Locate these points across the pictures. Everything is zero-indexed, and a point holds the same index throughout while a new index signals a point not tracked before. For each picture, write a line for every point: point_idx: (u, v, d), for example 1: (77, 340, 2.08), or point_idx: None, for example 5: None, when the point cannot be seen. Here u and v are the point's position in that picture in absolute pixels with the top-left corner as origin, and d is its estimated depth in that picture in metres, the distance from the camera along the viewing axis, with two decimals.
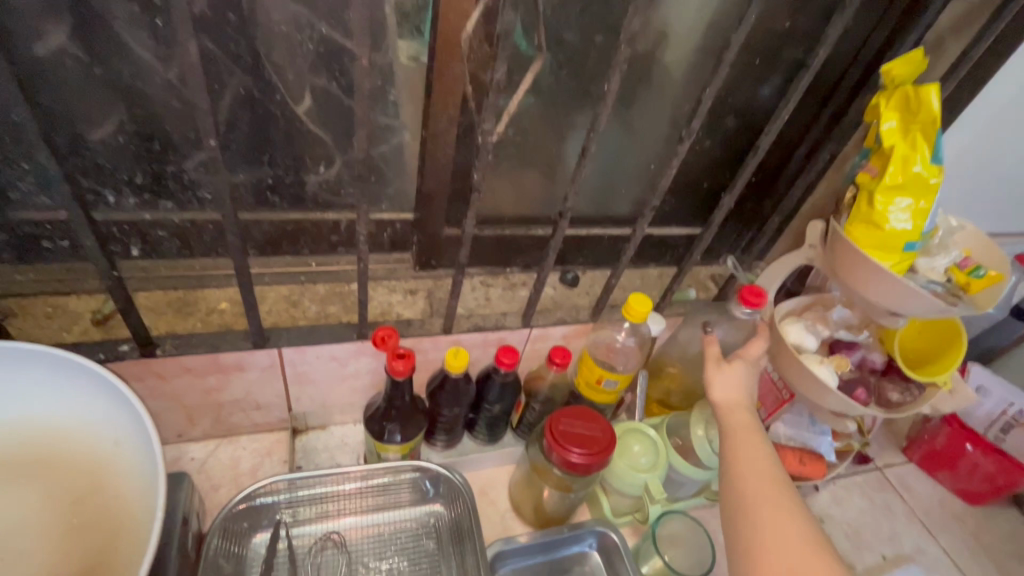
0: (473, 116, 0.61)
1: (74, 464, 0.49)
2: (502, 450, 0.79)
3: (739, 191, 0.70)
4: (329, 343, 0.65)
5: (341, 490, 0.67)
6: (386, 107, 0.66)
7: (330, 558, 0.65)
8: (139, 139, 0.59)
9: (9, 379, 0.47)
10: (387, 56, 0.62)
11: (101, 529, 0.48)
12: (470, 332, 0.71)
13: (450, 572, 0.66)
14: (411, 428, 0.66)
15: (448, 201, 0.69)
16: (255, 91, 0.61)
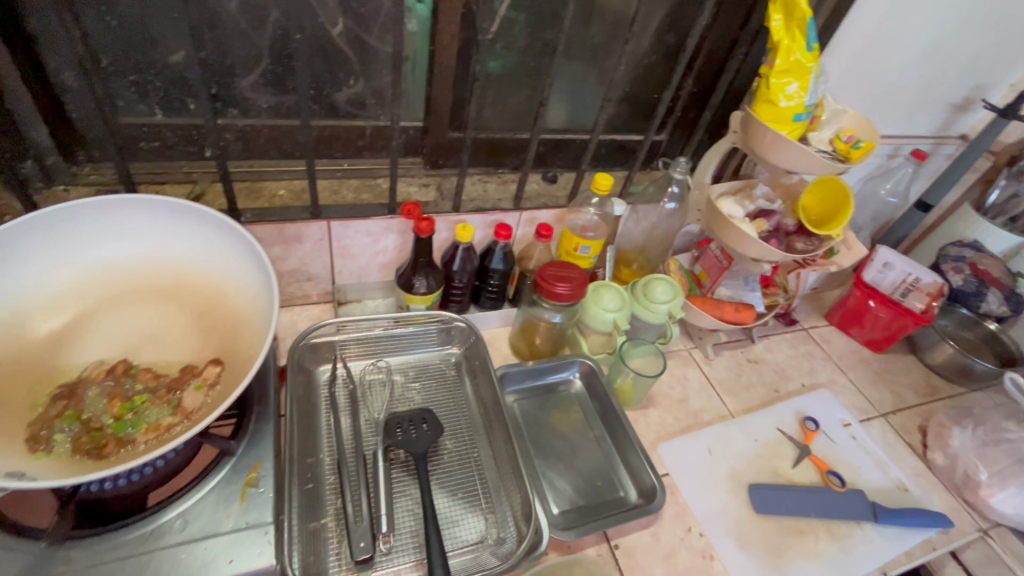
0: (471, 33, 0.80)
1: (203, 287, 0.68)
2: (503, 313, 0.99)
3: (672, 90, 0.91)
4: (368, 218, 0.85)
5: (380, 334, 0.88)
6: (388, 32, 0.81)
7: (376, 381, 0.85)
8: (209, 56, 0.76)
9: (156, 224, 0.67)
10: None
11: (227, 327, 0.66)
12: (474, 212, 0.92)
13: (470, 389, 0.87)
14: (432, 280, 0.87)
15: (452, 107, 0.87)
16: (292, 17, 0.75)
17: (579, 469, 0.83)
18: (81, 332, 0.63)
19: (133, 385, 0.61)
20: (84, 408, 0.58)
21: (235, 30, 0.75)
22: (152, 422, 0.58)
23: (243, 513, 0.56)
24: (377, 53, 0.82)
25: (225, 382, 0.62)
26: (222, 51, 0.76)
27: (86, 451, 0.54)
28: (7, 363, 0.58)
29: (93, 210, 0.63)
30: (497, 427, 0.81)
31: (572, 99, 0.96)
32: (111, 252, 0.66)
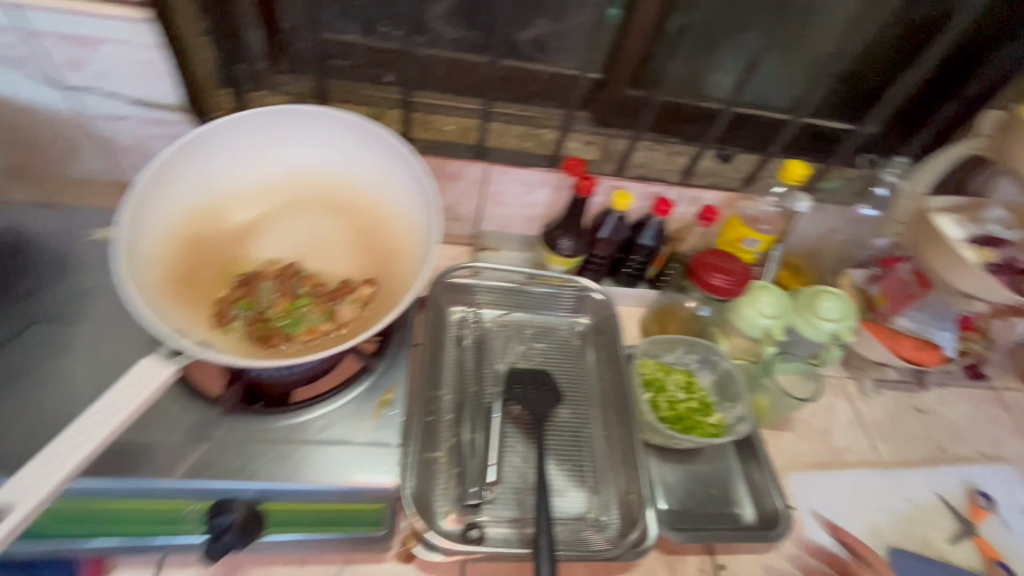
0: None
1: (367, 207, 0.70)
2: (640, 293, 0.92)
3: (914, 79, 0.78)
4: (528, 167, 0.83)
5: (513, 287, 0.86)
6: None
7: (502, 332, 0.84)
8: None
9: (336, 137, 0.68)
10: None
11: (384, 251, 0.68)
12: (636, 179, 0.85)
13: (592, 362, 0.84)
14: (578, 243, 0.83)
15: (639, 63, 0.79)
16: None
17: (695, 471, 0.76)
18: (262, 230, 0.68)
19: (298, 286, 0.65)
20: (257, 299, 0.62)
21: None
22: (310, 325, 0.62)
23: (375, 430, 0.59)
24: None
25: (377, 303, 0.65)
26: None
27: (256, 337, 0.59)
28: (202, 245, 0.64)
29: (290, 115, 0.66)
30: (616, 407, 0.77)
31: (777, 74, 0.81)
32: (296, 158, 0.68)
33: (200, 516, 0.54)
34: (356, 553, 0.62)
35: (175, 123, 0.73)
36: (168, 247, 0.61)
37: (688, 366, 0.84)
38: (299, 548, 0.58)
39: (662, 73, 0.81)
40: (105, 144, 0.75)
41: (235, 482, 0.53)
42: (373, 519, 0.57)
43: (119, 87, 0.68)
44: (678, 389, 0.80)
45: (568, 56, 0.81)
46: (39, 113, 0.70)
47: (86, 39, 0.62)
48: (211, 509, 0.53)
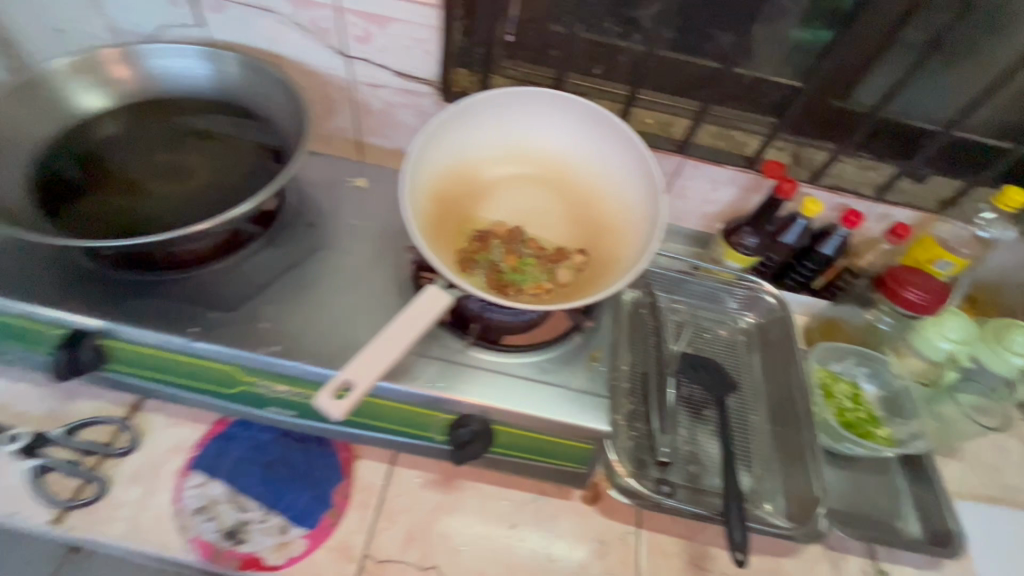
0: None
1: (584, 186, 0.77)
2: (806, 303, 0.92)
3: None
4: (724, 165, 0.87)
5: (685, 277, 0.91)
6: None
7: (672, 317, 0.89)
8: None
9: (567, 120, 0.76)
10: None
11: (596, 226, 0.75)
12: (827, 188, 0.86)
13: (757, 359, 0.87)
14: (761, 243, 0.87)
15: (850, 75, 0.81)
16: None
17: (859, 478, 0.78)
18: (492, 196, 0.77)
19: (523, 248, 0.74)
20: (491, 254, 0.72)
21: None
22: (535, 282, 0.70)
23: (588, 380, 0.66)
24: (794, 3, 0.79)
25: (592, 271, 0.72)
26: None
27: (494, 286, 0.69)
28: (448, 203, 0.74)
29: (532, 98, 0.75)
30: (785, 404, 0.80)
31: (997, 98, 0.79)
32: (528, 136, 0.77)
33: (442, 425, 0.64)
34: (547, 486, 0.69)
35: (423, 94, 0.84)
36: (428, 201, 0.71)
37: (855, 378, 0.85)
38: (507, 470, 0.67)
39: (869, 86, 0.82)
40: (359, 108, 0.87)
41: (479, 400, 0.62)
42: (578, 458, 0.65)
43: (389, 60, 0.80)
44: (846, 398, 0.81)
45: (785, 64, 0.84)
46: (318, 76, 0.84)
47: (382, 18, 0.74)
48: (453, 423, 0.63)
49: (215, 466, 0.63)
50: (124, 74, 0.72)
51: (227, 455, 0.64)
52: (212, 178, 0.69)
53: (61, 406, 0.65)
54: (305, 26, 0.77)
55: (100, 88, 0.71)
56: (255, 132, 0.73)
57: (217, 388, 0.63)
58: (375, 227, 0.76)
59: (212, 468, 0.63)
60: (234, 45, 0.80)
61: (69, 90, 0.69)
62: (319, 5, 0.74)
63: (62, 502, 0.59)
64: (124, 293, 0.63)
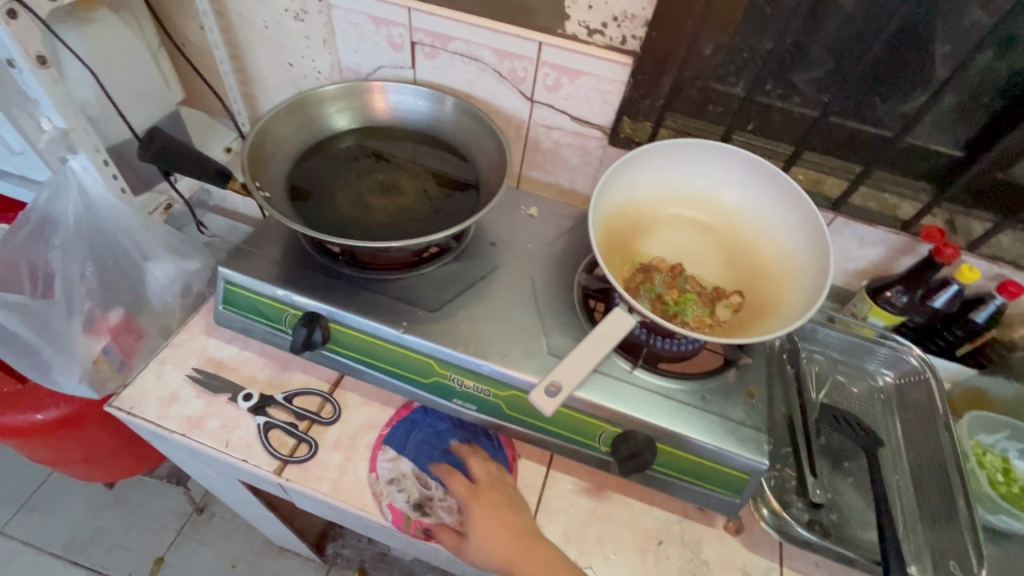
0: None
1: (740, 233, 0.83)
2: (954, 369, 0.90)
3: None
4: (876, 225, 0.89)
5: (823, 328, 0.92)
6: (994, 60, 0.78)
7: (809, 367, 0.91)
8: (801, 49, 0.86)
9: (731, 172, 0.83)
10: None
11: (753, 271, 0.81)
12: (984, 258, 0.87)
13: (898, 420, 0.87)
14: (907, 302, 0.89)
15: (1019, 149, 0.82)
16: (908, 28, 0.79)
17: (1010, 555, 0.76)
18: (653, 234, 0.84)
19: (684, 283, 0.80)
20: (656, 286, 0.78)
21: (842, 34, 0.83)
22: (696, 315, 0.76)
23: (746, 414, 0.70)
24: (966, 79, 0.81)
25: (749, 311, 0.77)
26: (817, 46, 0.85)
27: (661, 315, 0.75)
28: (617, 235, 0.82)
29: (700, 150, 0.83)
30: (934, 470, 0.79)
31: None
32: (692, 183, 0.85)
33: (608, 437, 0.69)
34: (690, 511, 0.73)
35: (591, 137, 0.93)
36: (603, 232, 0.79)
37: (1005, 452, 0.83)
38: (657, 488, 0.71)
39: None
40: (529, 145, 0.98)
41: (647, 418, 0.67)
42: (732, 486, 0.68)
43: (570, 106, 0.90)
44: (997, 470, 0.80)
45: (946, 133, 0.87)
46: (501, 115, 0.95)
47: (573, 70, 0.85)
48: (619, 436, 0.68)
49: (408, 440, 0.73)
50: (368, 104, 0.87)
51: (417, 432, 0.74)
52: (421, 196, 0.81)
53: (278, 375, 0.77)
54: (502, 73, 0.89)
55: (347, 112, 0.86)
56: (458, 161, 0.85)
57: (414, 376, 0.72)
58: (545, 251, 0.85)
59: (405, 442, 0.73)
60: (436, 85, 0.93)
61: (326, 110, 0.85)
62: (521, 57, 0.85)
63: (283, 456, 0.69)
64: (348, 287, 0.74)
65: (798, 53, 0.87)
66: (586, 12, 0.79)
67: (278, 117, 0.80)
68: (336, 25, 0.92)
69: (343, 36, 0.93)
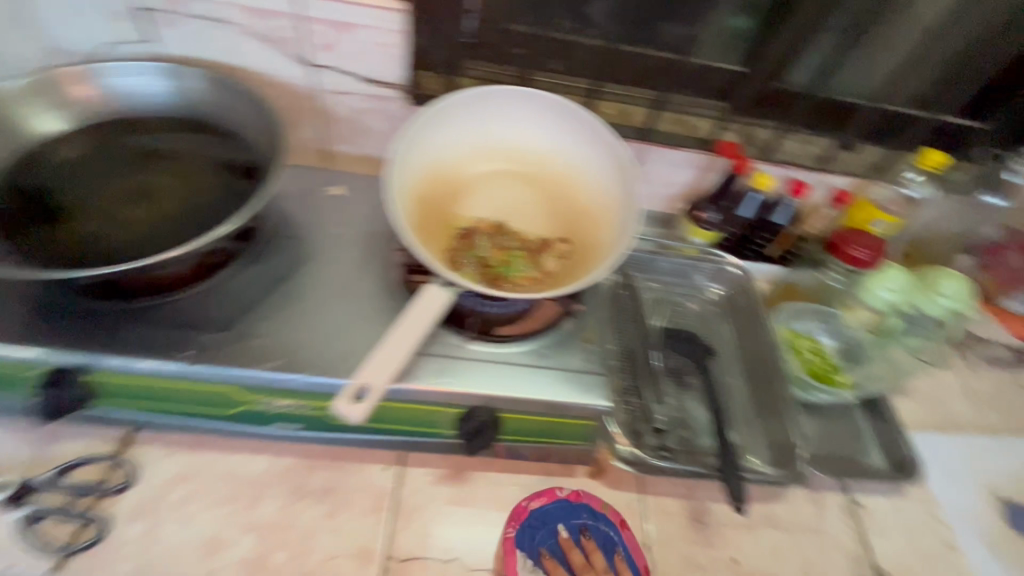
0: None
1: (557, 177, 0.80)
2: (768, 269, 0.99)
3: None
4: (681, 147, 0.92)
5: (654, 256, 0.96)
6: None
7: (646, 296, 0.94)
8: None
9: (535, 115, 0.78)
10: None
11: (575, 214, 0.78)
12: (774, 164, 0.94)
13: (728, 327, 0.94)
14: (720, 218, 0.93)
15: (787, 58, 0.88)
16: None
17: (827, 424, 0.86)
18: (472, 193, 0.79)
19: (508, 241, 0.76)
20: (479, 250, 0.74)
21: None
22: (523, 272, 0.73)
23: (584, 359, 0.70)
24: None
25: (575, 257, 0.75)
26: None
27: (486, 281, 0.71)
28: (430, 203, 0.75)
29: (499, 96, 0.77)
30: (759, 366, 0.87)
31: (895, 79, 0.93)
32: (503, 132, 0.79)
33: (453, 419, 0.65)
34: (552, 467, 0.72)
35: (389, 99, 0.84)
36: (412, 203, 0.72)
37: (814, 334, 0.93)
38: (514, 455, 0.69)
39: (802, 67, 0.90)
40: (323, 116, 0.86)
41: (485, 391, 0.64)
42: (583, 434, 0.68)
43: (355, 67, 0.80)
44: (810, 352, 0.89)
45: (727, 50, 0.91)
46: (280, 87, 0.82)
47: (346, 24, 0.74)
48: (463, 415, 0.64)
49: (540, 548, 0.60)
50: (87, 96, 0.70)
51: (554, 536, 0.61)
52: (186, 197, 0.67)
53: (42, 451, 0.62)
54: (263, 36, 0.75)
55: (60, 110, 0.68)
56: (225, 148, 0.71)
57: (217, 409, 0.62)
58: (357, 233, 0.76)
59: (535, 547, 0.60)
60: (187, 59, 0.77)
61: (26, 111, 0.66)
62: (281, 15, 0.73)
63: (61, 549, 0.56)
64: (106, 325, 0.61)
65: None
66: None
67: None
68: None
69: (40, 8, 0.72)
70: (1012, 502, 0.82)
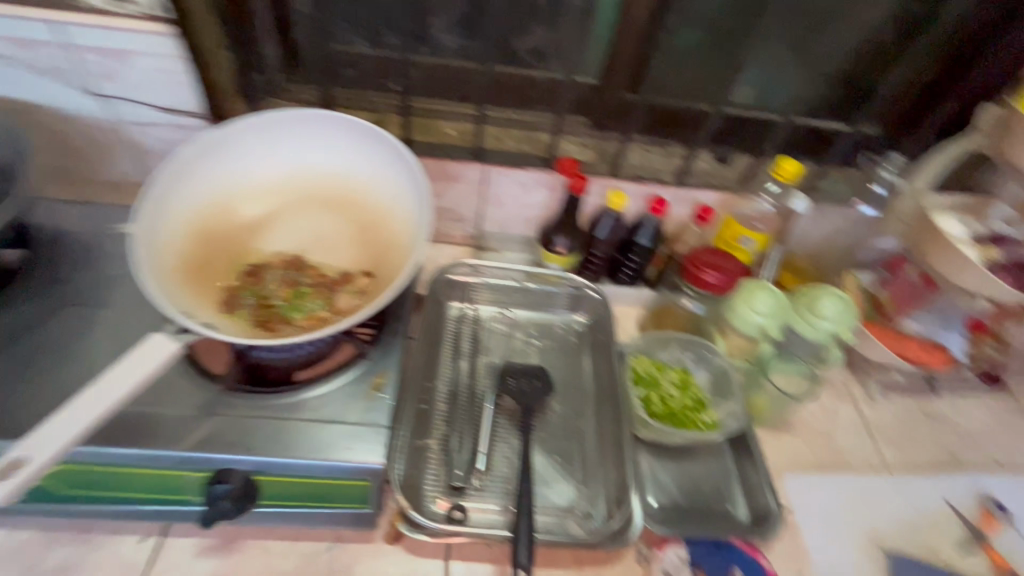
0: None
1: (367, 205, 0.74)
2: (638, 293, 0.91)
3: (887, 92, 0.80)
4: (524, 169, 0.86)
5: (507, 284, 0.88)
6: None
7: (497, 328, 0.86)
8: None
9: (339, 139, 0.72)
10: None
11: (381, 245, 0.71)
12: (631, 180, 0.86)
13: (588, 359, 0.85)
14: (572, 242, 0.86)
15: (632, 69, 0.81)
16: None
17: (686, 468, 0.77)
18: (271, 226, 0.72)
19: (300, 277, 0.69)
20: (263, 288, 0.67)
21: None
22: (310, 312, 0.66)
23: (366, 411, 0.62)
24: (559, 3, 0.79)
25: (373, 293, 0.68)
26: None
27: (260, 323, 0.64)
28: (214, 238, 0.68)
29: (294, 120, 0.71)
30: (608, 402, 0.78)
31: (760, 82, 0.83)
32: (303, 159, 0.73)
33: (197, 485, 0.58)
34: (345, 532, 0.64)
35: (198, 129, 0.79)
36: (184, 238, 0.66)
37: (684, 364, 0.84)
38: (289, 522, 0.61)
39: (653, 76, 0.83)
40: (134, 150, 0.81)
41: (232, 453, 0.56)
42: (361, 496, 0.60)
43: (148, 96, 0.75)
44: (674, 386, 0.80)
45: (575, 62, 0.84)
46: (80, 121, 0.77)
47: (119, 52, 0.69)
48: (211, 479, 0.56)
49: (702, 563, 0.66)
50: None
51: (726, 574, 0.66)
52: None
53: None
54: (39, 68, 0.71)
55: None
56: None
57: None
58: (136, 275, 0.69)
59: (698, 560, 0.67)
60: None
61: None
62: (46, 44, 0.69)
63: None
64: None
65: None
66: None
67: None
68: None
69: None
70: (901, 554, 0.72)
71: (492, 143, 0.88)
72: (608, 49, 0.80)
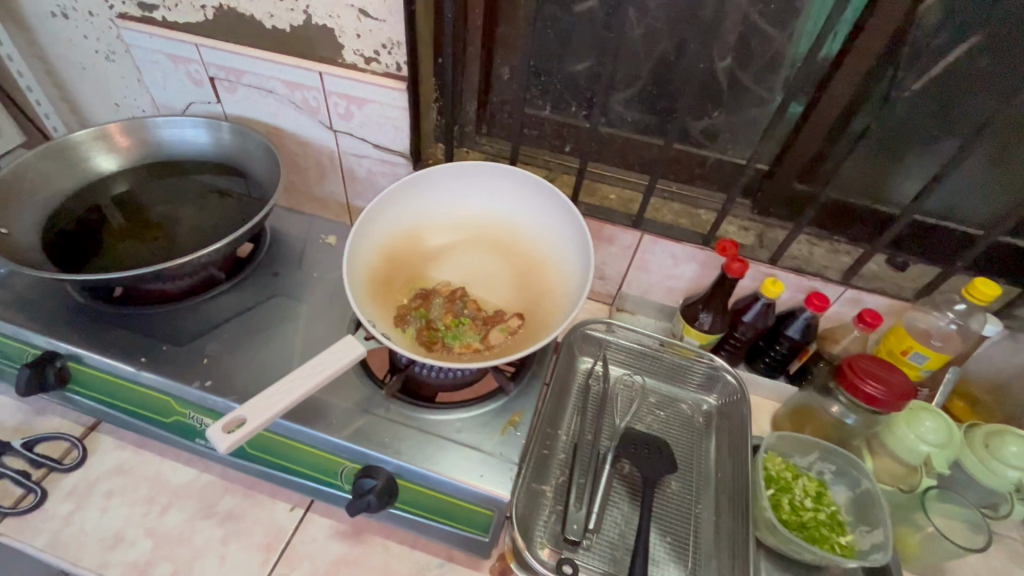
0: (882, 84, 0.71)
1: (529, 253, 0.80)
2: (776, 386, 0.88)
3: None
4: (681, 242, 0.87)
5: (640, 350, 0.89)
6: None
7: (623, 390, 0.87)
8: (597, 71, 0.87)
9: (517, 192, 0.80)
10: (788, 35, 0.77)
11: (537, 292, 0.77)
12: (790, 271, 0.84)
13: (713, 444, 0.82)
14: (716, 321, 0.84)
15: (809, 162, 0.81)
16: (684, 46, 0.81)
17: None
18: (444, 257, 0.81)
19: (461, 307, 0.77)
20: (430, 311, 0.75)
21: (629, 50, 0.83)
22: (466, 341, 0.72)
23: (500, 445, 0.66)
24: (742, 93, 0.84)
25: (523, 335, 0.73)
26: (607, 66, 0.86)
27: (423, 342, 0.71)
28: (398, 260, 0.79)
29: (483, 170, 0.80)
30: (730, 493, 0.75)
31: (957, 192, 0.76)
32: (483, 204, 0.82)
33: (349, 474, 0.65)
34: (457, 553, 0.68)
35: (399, 165, 0.92)
36: (376, 257, 0.77)
37: (822, 476, 0.78)
38: (413, 529, 0.66)
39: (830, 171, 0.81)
40: (345, 175, 0.97)
41: (384, 454, 0.63)
42: (483, 524, 0.63)
43: (368, 134, 0.89)
44: (807, 495, 0.75)
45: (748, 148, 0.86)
46: (313, 147, 0.94)
47: (358, 99, 0.84)
48: (360, 472, 0.64)
49: None
50: (135, 144, 0.85)
51: None
52: (197, 228, 0.78)
53: (28, 421, 0.72)
54: (298, 104, 0.88)
55: (115, 153, 0.84)
56: (236, 189, 0.83)
57: (156, 416, 0.69)
58: (331, 280, 0.81)
59: None
60: (244, 119, 0.93)
61: (92, 151, 0.82)
62: (309, 87, 0.85)
63: (2, 509, 0.64)
64: (95, 322, 0.71)
65: (593, 76, 0.88)
66: (357, 40, 0.79)
67: (27, 163, 0.76)
68: (141, 64, 0.92)
69: (149, 74, 0.93)
70: None
71: (650, 212, 0.91)
72: (787, 140, 0.80)
